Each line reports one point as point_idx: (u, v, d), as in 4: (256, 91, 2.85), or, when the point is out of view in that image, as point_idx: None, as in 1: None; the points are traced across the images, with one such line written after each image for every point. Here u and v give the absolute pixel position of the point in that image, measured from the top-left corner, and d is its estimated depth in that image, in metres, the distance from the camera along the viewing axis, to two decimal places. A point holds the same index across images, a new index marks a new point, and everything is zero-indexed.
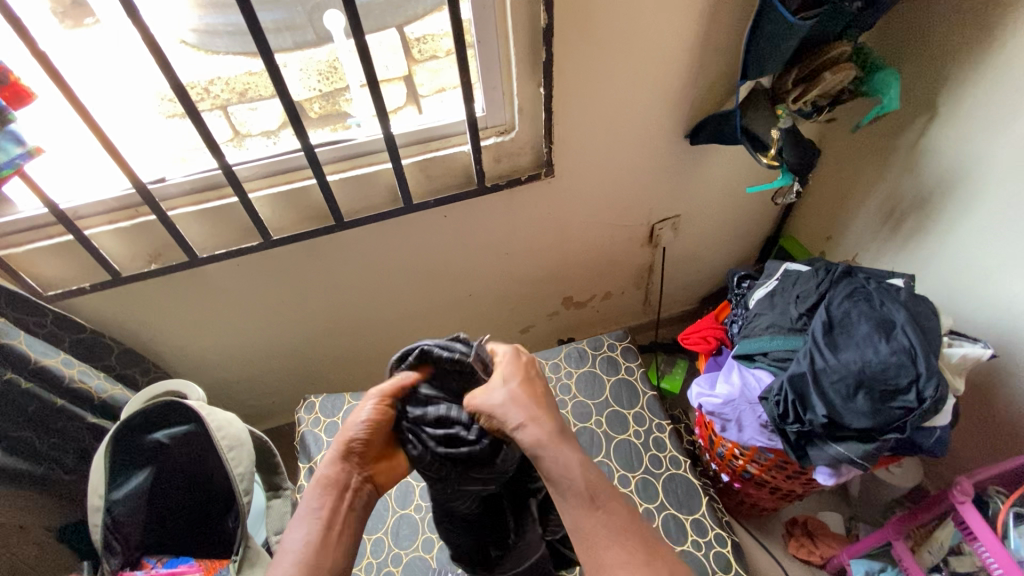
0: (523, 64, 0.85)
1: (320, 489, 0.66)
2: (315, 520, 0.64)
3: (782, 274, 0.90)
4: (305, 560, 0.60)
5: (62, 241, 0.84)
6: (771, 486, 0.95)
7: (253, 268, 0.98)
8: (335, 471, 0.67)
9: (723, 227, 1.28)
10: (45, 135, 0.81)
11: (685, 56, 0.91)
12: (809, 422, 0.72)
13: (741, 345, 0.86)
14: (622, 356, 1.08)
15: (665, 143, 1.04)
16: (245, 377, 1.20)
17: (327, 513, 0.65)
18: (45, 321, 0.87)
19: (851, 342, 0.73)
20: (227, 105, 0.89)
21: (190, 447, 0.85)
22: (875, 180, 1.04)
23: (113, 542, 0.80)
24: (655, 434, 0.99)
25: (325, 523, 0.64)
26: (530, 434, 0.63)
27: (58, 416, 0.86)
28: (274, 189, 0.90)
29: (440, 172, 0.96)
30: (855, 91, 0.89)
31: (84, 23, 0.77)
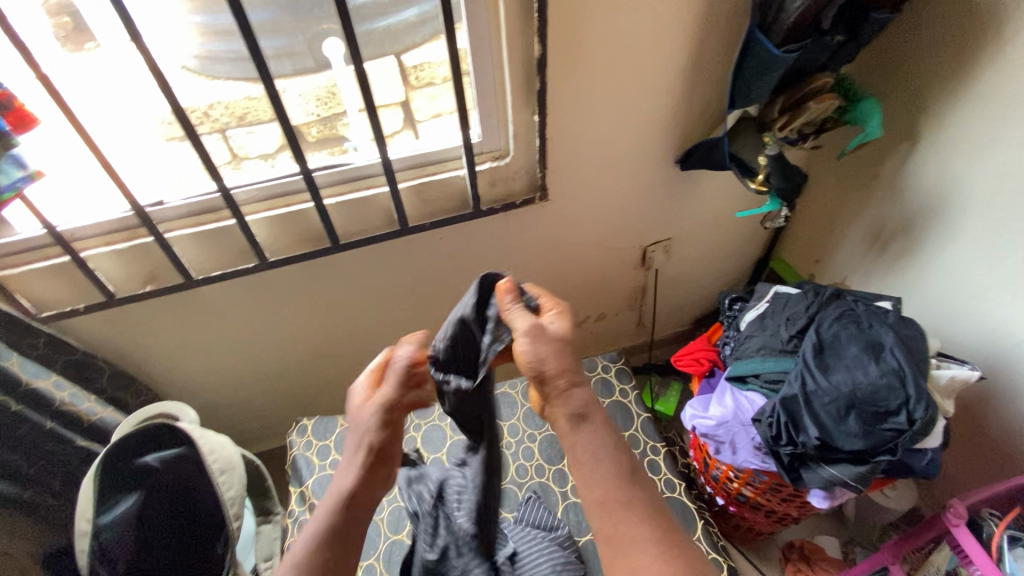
0: (518, 92, 0.88)
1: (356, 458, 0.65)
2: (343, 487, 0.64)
3: (772, 297, 0.91)
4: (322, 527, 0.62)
5: (58, 263, 0.84)
6: (766, 510, 0.94)
7: (249, 290, 0.99)
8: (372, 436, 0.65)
9: (714, 249, 1.30)
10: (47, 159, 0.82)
11: (675, 85, 0.94)
12: (802, 444, 0.73)
13: (733, 367, 0.86)
14: (616, 378, 1.09)
15: (656, 169, 1.07)
16: (238, 400, 1.19)
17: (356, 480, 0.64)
18: (37, 342, 0.86)
19: (841, 364, 0.74)
20: (226, 128, 0.91)
21: (181, 471, 0.84)
22: (861, 205, 1.06)
23: (101, 568, 0.78)
24: (650, 456, 0.99)
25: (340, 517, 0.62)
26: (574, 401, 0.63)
27: (47, 440, 0.85)
28: (271, 213, 0.91)
29: (436, 196, 0.98)
30: (838, 119, 0.92)
31: (84, 47, 0.76)
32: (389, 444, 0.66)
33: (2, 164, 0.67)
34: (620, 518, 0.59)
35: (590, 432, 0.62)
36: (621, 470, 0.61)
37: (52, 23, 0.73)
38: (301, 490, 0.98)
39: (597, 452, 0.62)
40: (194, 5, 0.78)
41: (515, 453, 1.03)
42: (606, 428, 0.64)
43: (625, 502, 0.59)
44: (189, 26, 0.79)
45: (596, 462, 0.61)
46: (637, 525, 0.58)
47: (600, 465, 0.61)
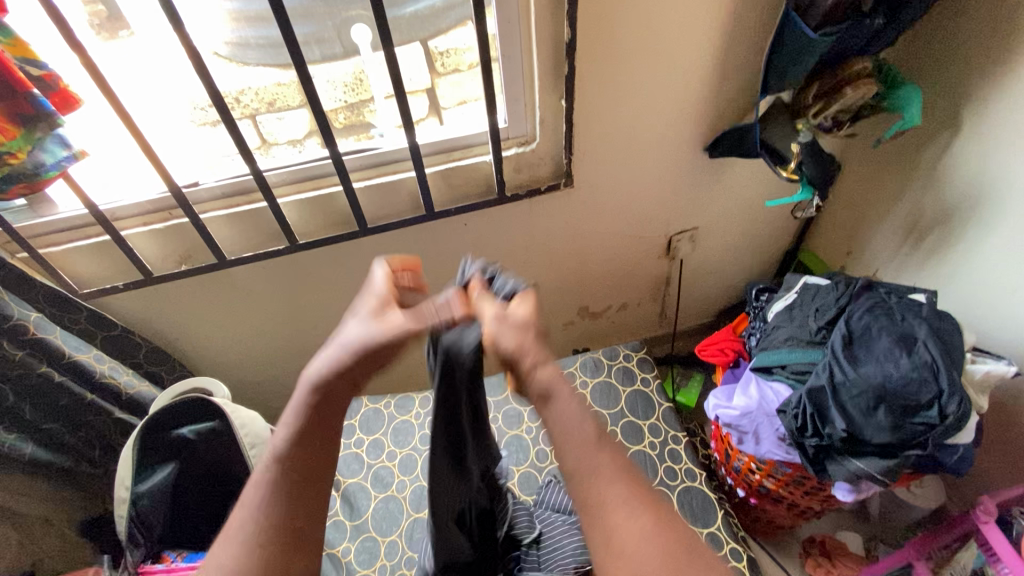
0: (545, 77, 0.87)
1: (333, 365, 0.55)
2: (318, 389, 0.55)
3: (801, 287, 0.90)
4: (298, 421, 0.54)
5: (99, 241, 0.88)
6: (788, 502, 0.94)
7: (279, 271, 1.01)
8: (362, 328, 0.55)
9: (741, 240, 1.28)
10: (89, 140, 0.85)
11: (706, 70, 0.92)
12: (828, 436, 0.72)
13: (759, 358, 0.85)
14: (638, 366, 1.08)
15: (684, 156, 1.05)
16: (266, 379, 1.23)
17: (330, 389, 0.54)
18: (79, 317, 0.90)
19: (871, 356, 0.73)
20: (256, 114, 0.93)
21: (214, 446, 0.86)
22: (897, 195, 1.03)
23: (137, 532, 0.82)
24: (670, 445, 0.99)
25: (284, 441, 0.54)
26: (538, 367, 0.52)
27: (87, 410, 0.89)
28: (301, 195, 0.93)
29: (462, 181, 0.99)
30: (876, 106, 0.89)
31: (119, 35, 0.79)
32: (379, 353, 0.53)
33: (48, 144, 0.69)
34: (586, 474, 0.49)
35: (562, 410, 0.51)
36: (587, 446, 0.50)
37: (89, 12, 0.76)
38: None
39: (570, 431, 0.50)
40: None
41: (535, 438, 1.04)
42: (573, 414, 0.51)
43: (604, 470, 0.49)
44: (223, 13, 0.81)
45: (567, 434, 0.50)
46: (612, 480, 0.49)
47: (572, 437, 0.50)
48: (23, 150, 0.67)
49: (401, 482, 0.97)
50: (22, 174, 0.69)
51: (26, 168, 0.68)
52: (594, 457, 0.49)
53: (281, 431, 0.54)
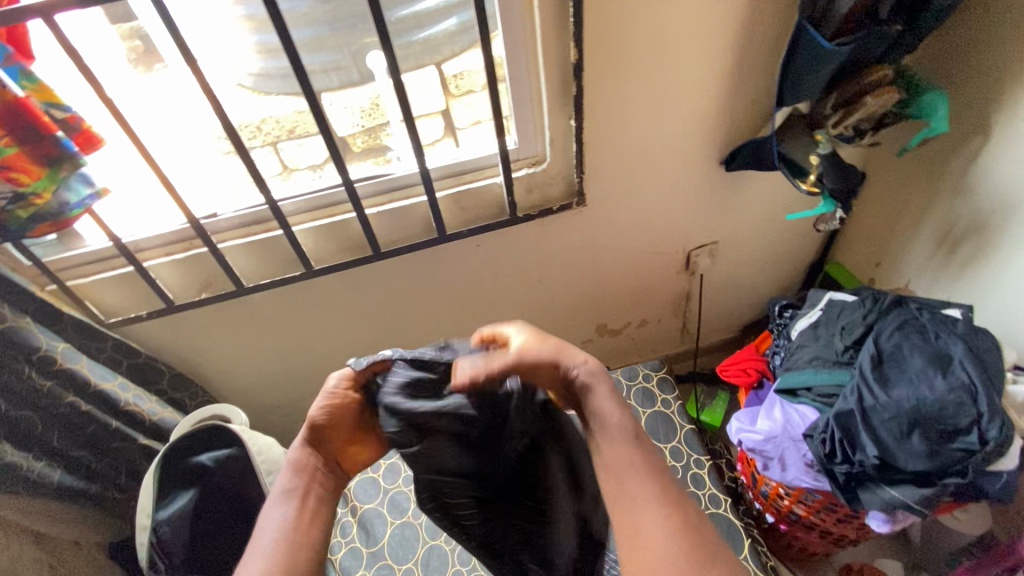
0: (554, 97, 0.87)
1: (292, 473, 0.60)
2: (291, 499, 0.58)
3: (826, 304, 0.86)
4: (284, 540, 0.55)
5: (123, 272, 0.90)
6: (820, 530, 0.90)
7: (296, 296, 1.02)
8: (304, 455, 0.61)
9: (763, 253, 1.24)
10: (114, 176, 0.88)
11: (718, 83, 0.91)
12: (859, 462, 0.68)
13: (783, 379, 0.81)
14: (658, 387, 1.05)
15: (699, 171, 1.03)
16: (286, 402, 1.24)
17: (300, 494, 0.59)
18: (105, 346, 0.93)
19: (903, 377, 0.69)
20: (277, 141, 0.96)
21: (232, 473, 0.86)
22: (926, 205, 0.99)
23: (158, 560, 0.82)
24: (693, 469, 0.95)
25: (307, 500, 0.58)
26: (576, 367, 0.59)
27: (113, 437, 0.92)
28: (316, 223, 0.94)
29: (474, 204, 0.99)
30: (899, 114, 0.86)
31: (154, 68, 0.83)
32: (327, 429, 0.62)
33: (73, 182, 0.72)
34: (626, 491, 0.52)
35: (602, 396, 0.57)
36: (630, 432, 0.55)
37: (127, 46, 0.81)
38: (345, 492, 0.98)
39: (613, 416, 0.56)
40: (251, 24, 0.82)
41: None
42: (619, 398, 0.58)
43: (637, 474, 0.53)
44: (249, 46, 0.84)
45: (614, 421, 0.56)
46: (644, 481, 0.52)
47: (614, 436, 0.55)
48: (47, 191, 0.69)
49: (417, 508, 0.95)
50: (48, 214, 0.71)
51: (52, 208, 0.70)
52: (636, 456, 0.54)
53: (289, 468, 0.61)
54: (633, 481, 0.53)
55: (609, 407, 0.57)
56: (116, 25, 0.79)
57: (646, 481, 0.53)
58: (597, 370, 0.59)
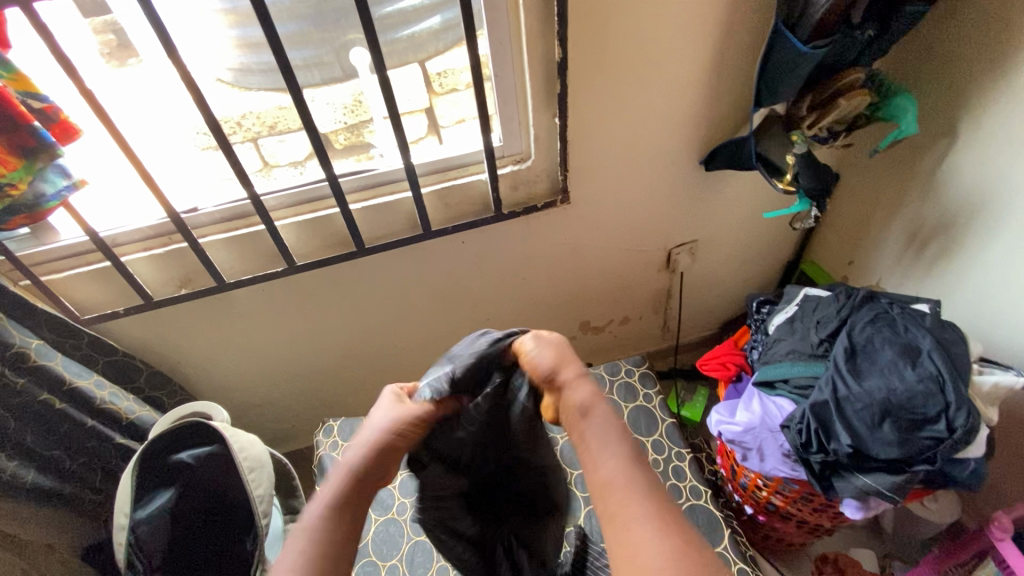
0: (539, 95, 0.88)
1: (347, 480, 0.55)
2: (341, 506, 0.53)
3: (802, 299, 0.88)
4: (315, 545, 0.50)
5: (99, 268, 0.88)
6: (797, 520, 0.92)
7: (278, 292, 1.01)
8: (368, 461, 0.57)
9: (741, 252, 1.27)
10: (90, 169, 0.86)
11: (698, 84, 0.92)
12: (834, 451, 0.70)
13: (760, 372, 0.83)
14: (640, 382, 1.07)
15: (680, 171, 1.05)
16: (266, 402, 1.23)
17: (352, 499, 0.54)
18: (80, 343, 0.90)
19: (875, 368, 0.71)
20: (258, 137, 0.94)
21: (214, 470, 0.85)
22: (897, 204, 1.03)
23: (136, 561, 0.80)
24: (675, 462, 0.96)
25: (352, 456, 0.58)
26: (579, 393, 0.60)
27: (89, 436, 0.90)
28: (299, 218, 0.93)
29: (459, 200, 0.99)
30: (871, 116, 0.89)
31: (128, 63, 0.79)
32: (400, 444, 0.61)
33: (49, 173, 0.70)
34: (623, 513, 0.51)
35: (597, 424, 0.57)
36: (622, 460, 0.54)
37: (99, 41, 0.77)
38: None
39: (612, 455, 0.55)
40: (231, 19, 0.81)
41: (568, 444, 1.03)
42: (616, 428, 0.57)
43: (629, 492, 0.52)
44: (228, 40, 0.83)
45: (608, 458, 0.54)
46: (645, 511, 0.50)
47: (608, 458, 0.54)
48: (23, 182, 0.67)
49: (401, 504, 0.94)
50: (23, 205, 0.69)
51: (27, 199, 0.69)
52: (633, 472, 0.53)
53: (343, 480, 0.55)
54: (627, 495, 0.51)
55: (601, 441, 0.56)
56: (88, 18, 0.74)
57: (644, 501, 0.51)
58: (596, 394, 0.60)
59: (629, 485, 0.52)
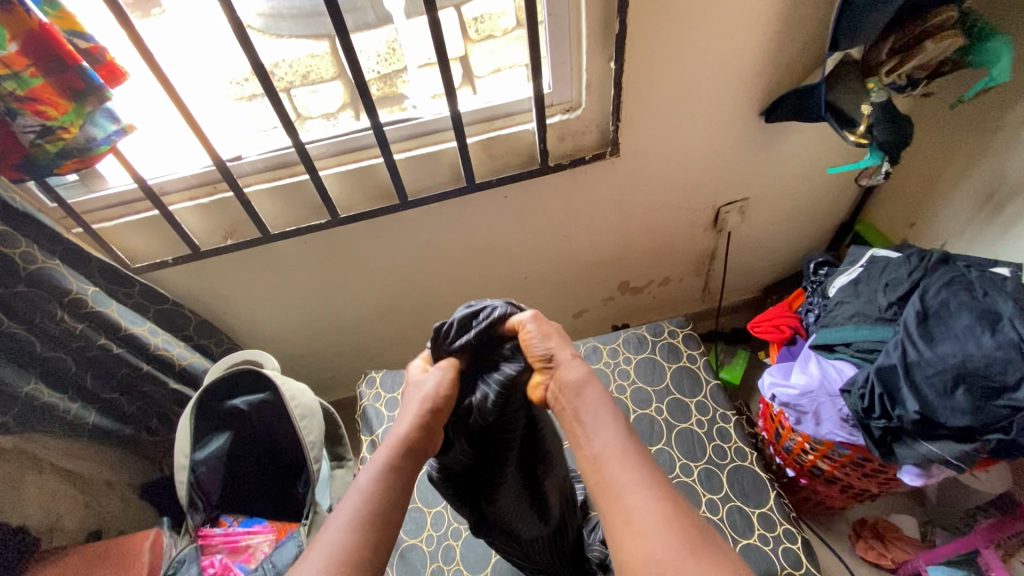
0: (594, 37, 0.82)
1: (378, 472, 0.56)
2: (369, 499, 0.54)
3: (868, 261, 0.84)
4: (349, 539, 0.51)
5: (148, 216, 0.89)
6: (842, 484, 0.91)
7: (321, 244, 1.01)
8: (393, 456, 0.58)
9: (794, 211, 1.21)
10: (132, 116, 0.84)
11: (766, 27, 0.85)
12: (898, 417, 0.68)
13: (819, 335, 0.80)
14: (683, 343, 1.05)
15: (738, 122, 0.99)
16: (310, 353, 1.25)
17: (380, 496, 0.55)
18: (133, 291, 0.92)
19: (949, 334, 0.68)
20: (290, 87, 0.91)
21: (264, 416, 0.87)
22: (973, 161, 0.95)
23: (196, 499, 0.83)
24: (719, 423, 0.94)
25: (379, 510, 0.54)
26: (574, 371, 0.60)
27: (145, 380, 0.93)
28: (342, 168, 0.91)
29: (503, 151, 0.95)
30: (958, 62, 0.80)
31: (152, 13, 0.76)
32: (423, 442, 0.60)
33: (98, 118, 0.68)
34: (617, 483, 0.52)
35: (592, 399, 0.58)
36: (620, 436, 0.55)
37: None
38: (372, 438, 1.02)
39: (603, 429, 0.56)
40: None
41: None
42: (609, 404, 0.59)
43: (620, 459, 0.53)
44: None
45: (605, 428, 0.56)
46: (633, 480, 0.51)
47: (602, 432, 0.56)
48: (74, 126, 0.66)
49: None
50: (76, 150, 0.68)
51: (79, 144, 0.68)
52: (627, 442, 0.55)
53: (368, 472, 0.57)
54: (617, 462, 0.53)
55: (594, 415, 0.57)
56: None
57: (639, 466, 0.52)
58: (590, 372, 0.60)
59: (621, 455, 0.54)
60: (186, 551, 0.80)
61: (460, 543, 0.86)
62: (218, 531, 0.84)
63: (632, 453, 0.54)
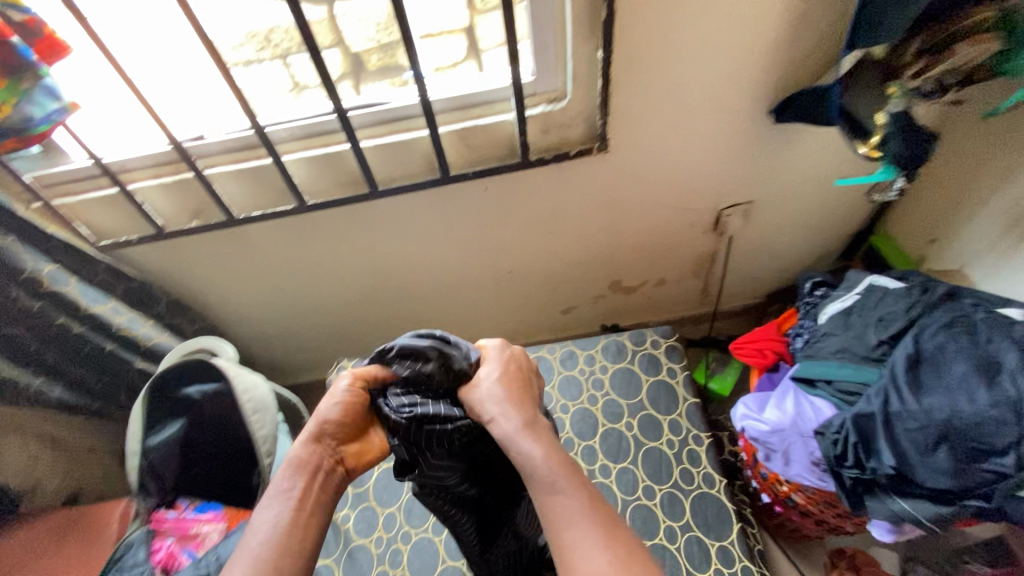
0: (580, 21, 0.74)
1: (291, 470, 0.57)
2: (288, 499, 0.54)
3: (866, 288, 0.76)
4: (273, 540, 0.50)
5: (109, 193, 0.86)
6: (816, 518, 0.86)
7: (291, 230, 0.97)
8: (307, 452, 0.58)
9: (803, 218, 1.12)
10: (80, 91, 0.77)
11: (777, 18, 0.76)
12: (872, 470, 0.62)
13: (800, 368, 0.74)
14: (665, 355, 0.99)
15: (742, 120, 0.90)
16: (288, 334, 1.24)
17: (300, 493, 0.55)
18: (98, 268, 0.91)
19: (939, 384, 0.61)
20: (286, 55, 0.79)
21: (219, 405, 0.87)
22: (1004, 179, 0.85)
23: (148, 482, 0.85)
24: (690, 445, 0.89)
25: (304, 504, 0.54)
26: (511, 420, 0.58)
27: (110, 358, 0.93)
28: (310, 152, 0.86)
29: (482, 142, 0.89)
30: (995, 68, 0.70)
31: None
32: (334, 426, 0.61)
33: (37, 95, 0.65)
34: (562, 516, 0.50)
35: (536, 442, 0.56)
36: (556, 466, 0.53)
37: None
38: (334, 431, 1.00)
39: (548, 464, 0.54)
40: None
41: (573, 415, 0.95)
42: (552, 437, 0.57)
43: (572, 486, 0.52)
44: None
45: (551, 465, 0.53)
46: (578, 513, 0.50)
47: (547, 461, 0.54)
48: (9, 104, 0.63)
49: None
50: (12, 128, 0.65)
51: (16, 122, 0.65)
52: (561, 476, 0.52)
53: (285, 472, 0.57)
54: (559, 497, 0.51)
55: (538, 454, 0.54)
56: None
57: (579, 494, 0.51)
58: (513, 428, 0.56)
59: (567, 488, 0.52)
60: (134, 534, 0.81)
61: (408, 547, 0.84)
62: (169, 516, 0.85)
63: (578, 490, 0.52)
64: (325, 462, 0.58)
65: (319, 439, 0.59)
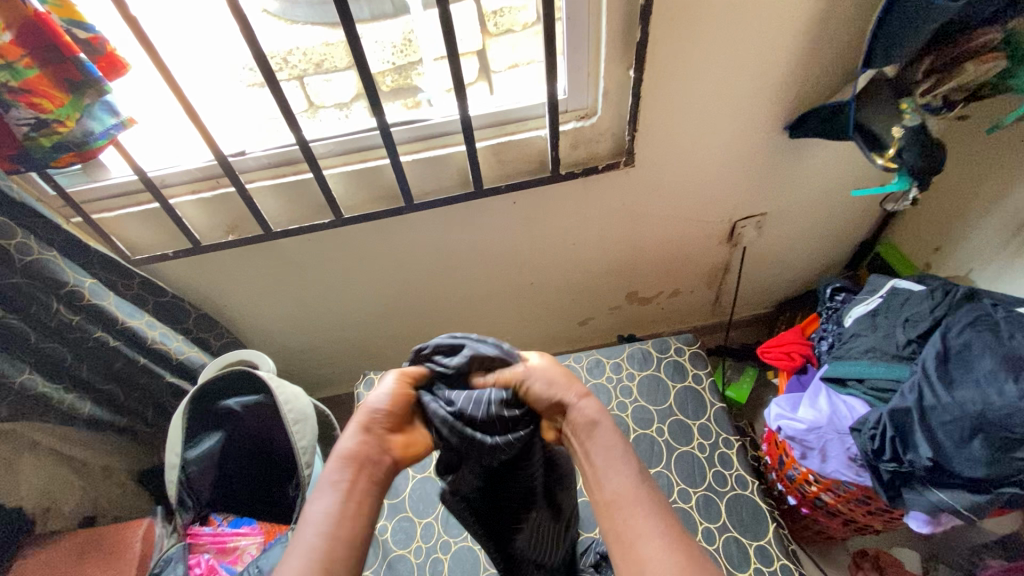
0: (615, 43, 0.79)
1: (339, 463, 0.51)
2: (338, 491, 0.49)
3: (889, 291, 0.81)
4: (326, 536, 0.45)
5: (148, 208, 0.87)
6: (844, 517, 0.88)
7: (324, 244, 0.99)
8: (358, 443, 0.53)
9: (813, 229, 1.17)
10: (138, 107, 0.85)
11: (797, 40, 0.81)
12: (909, 462, 0.65)
13: (831, 368, 0.79)
14: (690, 362, 1.01)
15: (760, 136, 0.95)
16: (310, 348, 1.24)
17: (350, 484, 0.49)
18: (133, 282, 0.92)
19: (969, 378, 0.64)
20: (304, 76, 0.90)
21: (258, 417, 0.87)
22: (1007, 189, 0.91)
23: (186, 498, 0.83)
24: (721, 449, 0.91)
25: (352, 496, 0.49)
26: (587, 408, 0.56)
27: (142, 373, 0.92)
28: (348, 167, 0.89)
29: (515, 157, 0.92)
30: (999, 85, 0.75)
31: None
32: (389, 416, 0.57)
33: (97, 110, 0.67)
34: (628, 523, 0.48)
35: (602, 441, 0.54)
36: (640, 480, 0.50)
37: None
38: None
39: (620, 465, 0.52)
40: None
41: None
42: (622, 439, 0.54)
43: (636, 496, 0.49)
44: None
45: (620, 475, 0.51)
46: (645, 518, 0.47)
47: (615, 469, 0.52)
48: (71, 119, 0.64)
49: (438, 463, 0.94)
50: (72, 143, 0.66)
51: (75, 137, 0.66)
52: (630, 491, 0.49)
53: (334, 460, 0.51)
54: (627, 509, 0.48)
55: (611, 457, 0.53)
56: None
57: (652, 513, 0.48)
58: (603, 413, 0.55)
59: (635, 495, 0.49)
60: (174, 549, 0.79)
61: (448, 557, 0.85)
62: (207, 531, 0.83)
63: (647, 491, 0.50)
64: (378, 454, 0.53)
65: (368, 429, 0.54)
